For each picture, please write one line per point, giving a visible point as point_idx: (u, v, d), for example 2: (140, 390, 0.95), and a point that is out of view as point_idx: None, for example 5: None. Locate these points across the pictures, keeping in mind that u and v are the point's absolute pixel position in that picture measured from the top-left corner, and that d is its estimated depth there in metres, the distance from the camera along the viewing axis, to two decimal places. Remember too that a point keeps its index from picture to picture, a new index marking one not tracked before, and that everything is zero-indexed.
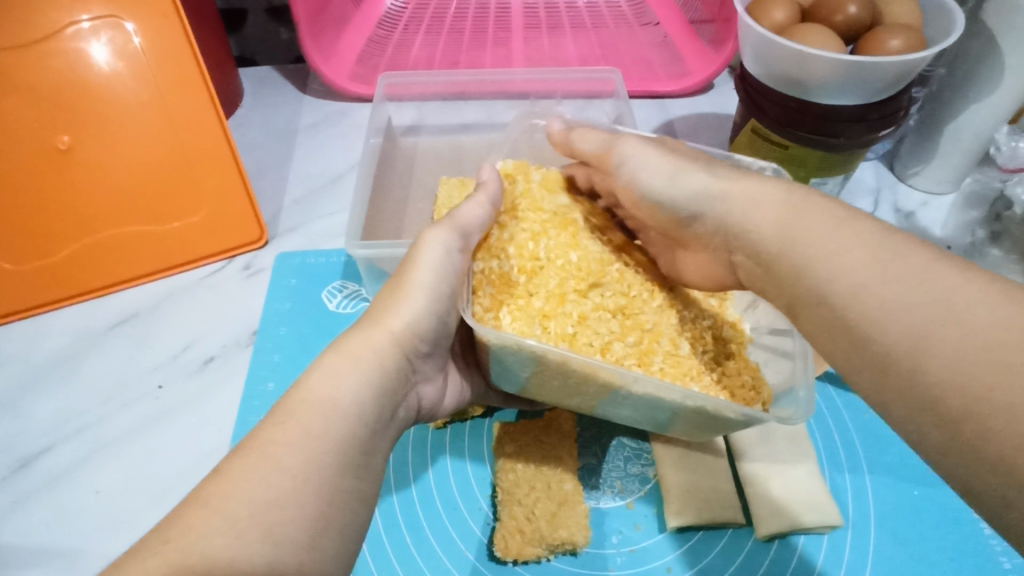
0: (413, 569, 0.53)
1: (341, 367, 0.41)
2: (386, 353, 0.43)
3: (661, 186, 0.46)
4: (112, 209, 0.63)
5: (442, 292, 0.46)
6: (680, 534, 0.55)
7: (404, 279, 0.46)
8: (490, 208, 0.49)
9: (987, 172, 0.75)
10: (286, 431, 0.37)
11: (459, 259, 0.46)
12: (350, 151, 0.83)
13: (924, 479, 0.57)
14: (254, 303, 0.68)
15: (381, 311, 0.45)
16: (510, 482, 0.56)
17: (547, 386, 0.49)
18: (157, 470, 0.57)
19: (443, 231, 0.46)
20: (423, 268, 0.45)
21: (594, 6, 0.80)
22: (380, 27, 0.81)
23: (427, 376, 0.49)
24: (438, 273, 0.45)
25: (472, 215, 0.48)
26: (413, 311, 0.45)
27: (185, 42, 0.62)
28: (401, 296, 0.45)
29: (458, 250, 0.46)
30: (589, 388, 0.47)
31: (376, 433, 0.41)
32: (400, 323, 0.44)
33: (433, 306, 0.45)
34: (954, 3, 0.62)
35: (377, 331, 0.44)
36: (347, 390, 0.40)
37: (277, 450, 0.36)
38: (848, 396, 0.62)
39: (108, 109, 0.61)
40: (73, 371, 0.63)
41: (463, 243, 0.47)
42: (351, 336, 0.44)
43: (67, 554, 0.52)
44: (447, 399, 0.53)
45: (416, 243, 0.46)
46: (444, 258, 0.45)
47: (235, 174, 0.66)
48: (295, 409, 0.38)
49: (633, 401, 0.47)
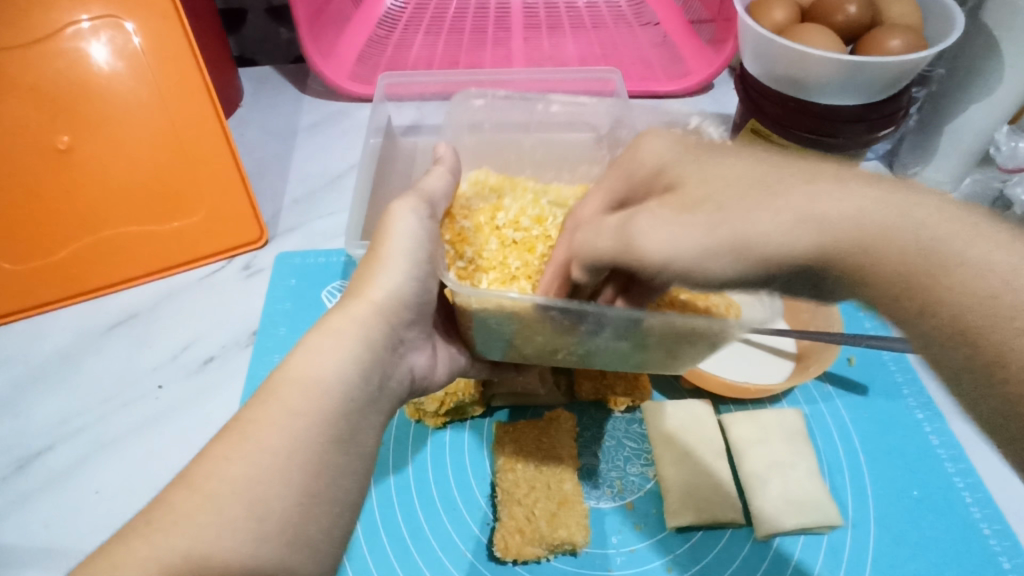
0: (413, 569, 0.53)
1: (321, 342, 0.40)
2: (372, 324, 0.42)
3: (723, 268, 0.35)
4: (111, 208, 0.63)
5: (419, 256, 0.45)
6: (680, 534, 0.55)
7: (380, 249, 0.45)
8: (451, 178, 0.51)
9: (987, 172, 0.74)
10: (275, 415, 0.37)
11: (430, 225, 0.47)
12: (350, 151, 0.83)
13: (925, 480, 0.57)
14: (254, 303, 0.68)
15: (362, 284, 0.44)
16: (510, 482, 0.55)
17: (525, 344, 0.48)
18: (156, 470, 0.57)
19: (410, 202, 0.47)
20: (398, 235, 0.45)
21: (594, 6, 0.81)
22: (380, 27, 0.81)
23: (417, 344, 0.48)
24: (416, 239, 0.45)
25: (435, 183, 0.50)
26: (393, 279, 0.44)
27: (185, 42, 0.62)
28: (379, 264, 0.44)
29: (427, 216, 0.47)
30: (564, 336, 0.45)
31: (366, 406, 0.40)
32: (381, 292, 0.43)
33: (413, 272, 0.45)
34: (954, 4, 0.62)
35: (359, 304, 0.43)
36: (332, 364, 0.39)
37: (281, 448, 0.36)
38: (848, 397, 0.62)
39: (107, 108, 0.61)
40: (73, 371, 0.63)
41: (431, 210, 0.48)
42: (333, 314, 0.42)
43: (68, 554, 0.52)
44: (440, 367, 0.51)
45: (385, 215, 0.46)
46: (416, 223, 0.46)
47: (235, 172, 0.66)
48: (280, 390, 0.38)
49: (615, 342, 0.45)
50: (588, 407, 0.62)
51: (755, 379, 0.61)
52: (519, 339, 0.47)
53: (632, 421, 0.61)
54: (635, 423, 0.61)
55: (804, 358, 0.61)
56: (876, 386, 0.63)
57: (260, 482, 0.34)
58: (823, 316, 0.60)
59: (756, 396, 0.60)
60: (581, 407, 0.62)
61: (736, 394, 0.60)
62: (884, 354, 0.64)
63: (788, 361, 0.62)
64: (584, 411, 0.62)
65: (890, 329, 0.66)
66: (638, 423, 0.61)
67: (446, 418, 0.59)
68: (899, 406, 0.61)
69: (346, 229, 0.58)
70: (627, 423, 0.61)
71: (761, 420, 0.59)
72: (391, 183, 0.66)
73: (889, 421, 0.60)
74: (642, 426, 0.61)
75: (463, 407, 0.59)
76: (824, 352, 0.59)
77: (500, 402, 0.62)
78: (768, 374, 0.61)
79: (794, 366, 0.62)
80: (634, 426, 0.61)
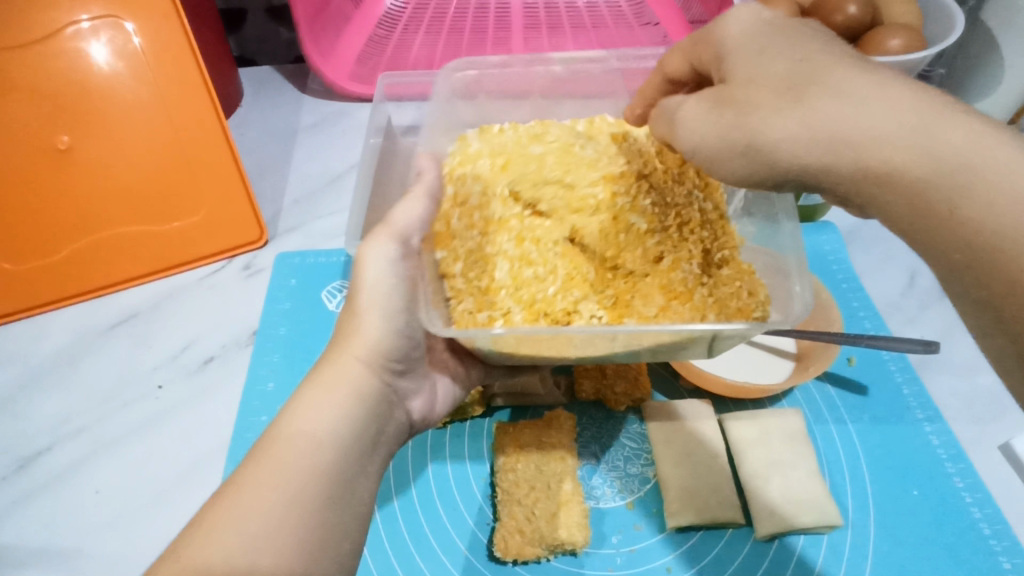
0: (413, 569, 0.53)
1: (310, 399, 0.41)
2: (358, 379, 0.42)
3: None
4: (112, 210, 0.63)
5: (397, 304, 0.43)
6: (680, 534, 0.55)
7: (357, 300, 0.43)
8: (428, 201, 0.48)
9: None
10: (267, 473, 0.37)
11: (405, 266, 0.44)
12: (350, 151, 0.83)
13: (925, 479, 0.57)
14: (255, 303, 0.68)
15: (344, 337, 0.43)
16: (510, 482, 0.55)
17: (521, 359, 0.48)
18: (157, 470, 0.57)
19: (382, 243, 0.43)
20: (370, 287, 0.43)
21: (594, 6, 0.80)
22: (380, 27, 0.80)
23: (413, 389, 0.48)
24: (389, 287, 0.43)
25: (407, 216, 0.45)
26: (374, 333, 0.43)
27: (186, 43, 0.62)
28: (358, 317, 0.43)
29: (402, 259, 0.44)
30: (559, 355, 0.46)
31: (362, 455, 0.41)
32: (363, 347, 0.43)
33: (391, 324, 0.43)
34: (955, 4, 0.62)
35: (344, 359, 0.42)
36: (322, 425, 0.40)
37: (265, 489, 0.36)
38: (848, 397, 0.62)
39: (108, 109, 0.61)
40: (72, 371, 0.63)
41: (405, 248, 0.44)
42: (321, 372, 0.42)
43: (67, 554, 0.52)
44: (439, 404, 0.52)
45: (356, 260, 0.44)
46: (387, 270, 0.43)
47: (235, 173, 0.66)
48: (272, 447, 0.38)
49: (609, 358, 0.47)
50: (588, 407, 0.62)
51: (755, 379, 0.61)
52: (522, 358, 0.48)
53: (632, 421, 0.61)
54: (636, 423, 0.61)
55: (804, 359, 0.61)
56: (877, 386, 0.63)
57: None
58: (824, 316, 0.60)
59: (756, 396, 0.60)
60: (581, 407, 0.62)
61: (736, 394, 0.60)
62: (884, 354, 0.64)
63: (788, 361, 0.62)
64: (584, 411, 0.62)
65: (890, 329, 0.66)
66: (638, 424, 0.61)
67: (446, 418, 0.59)
68: (899, 407, 0.61)
69: (346, 230, 0.59)
70: (627, 423, 0.61)
71: (761, 420, 0.59)
72: (392, 183, 0.66)
73: (889, 421, 0.60)
74: (642, 427, 0.61)
75: (462, 407, 0.59)
76: (825, 353, 0.59)
77: (500, 402, 0.62)
78: (769, 374, 0.61)
79: (794, 366, 0.62)
80: (634, 426, 0.61)
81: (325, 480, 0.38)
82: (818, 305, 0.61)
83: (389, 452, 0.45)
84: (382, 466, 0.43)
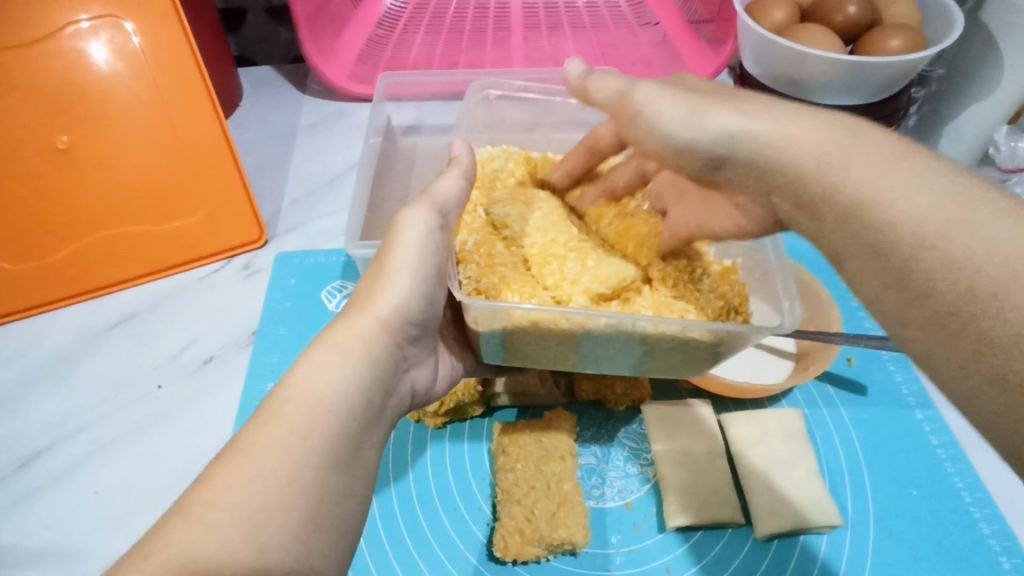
0: (413, 569, 0.53)
1: (322, 357, 0.40)
2: (374, 339, 0.42)
3: None
4: (108, 208, 0.63)
5: (426, 272, 0.44)
6: (680, 534, 0.55)
7: (387, 258, 0.44)
8: (463, 182, 0.49)
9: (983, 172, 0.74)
10: (275, 433, 0.36)
11: (439, 236, 0.45)
12: (350, 151, 0.83)
13: (924, 478, 0.57)
14: (255, 302, 0.68)
15: (367, 297, 0.44)
16: (510, 482, 0.55)
17: (543, 359, 0.50)
18: (158, 469, 0.57)
19: (421, 209, 0.45)
20: (405, 246, 0.44)
21: (594, 6, 0.80)
22: (379, 26, 0.80)
23: (419, 358, 0.48)
24: (422, 251, 0.44)
25: (447, 188, 0.47)
26: (399, 293, 0.43)
27: (184, 43, 0.62)
28: (386, 277, 0.44)
29: (438, 228, 0.45)
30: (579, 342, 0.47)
31: (369, 425, 0.40)
32: (386, 307, 0.43)
33: (419, 286, 0.44)
34: (955, 5, 0.62)
35: (363, 316, 0.42)
36: (336, 380, 0.39)
37: (271, 453, 0.35)
38: (847, 396, 0.62)
39: (107, 109, 0.61)
40: (73, 371, 0.63)
41: (442, 218, 0.46)
42: (338, 324, 0.42)
43: (67, 554, 0.52)
44: (439, 381, 0.51)
45: (395, 223, 0.45)
46: (425, 233, 0.44)
47: (234, 172, 0.66)
48: (281, 408, 0.37)
49: (612, 343, 0.47)
50: (588, 406, 0.62)
51: (755, 379, 0.61)
52: (529, 348, 0.49)
53: (632, 421, 0.61)
54: (635, 423, 0.61)
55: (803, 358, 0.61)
56: (876, 386, 0.63)
57: (257, 470, 0.34)
58: (823, 316, 0.60)
59: (756, 396, 0.60)
60: (581, 407, 0.62)
61: (735, 394, 0.61)
62: (883, 354, 0.65)
63: (787, 361, 0.62)
64: (584, 411, 0.62)
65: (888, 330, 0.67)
66: (638, 424, 0.61)
67: (446, 418, 0.59)
68: (899, 406, 0.61)
69: (346, 229, 0.58)
70: (626, 424, 0.61)
71: (761, 420, 0.59)
72: (391, 184, 0.66)
73: (889, 418, 0.61)
74: (642, 426, 0.61)
75: (463, 407, 0.59)
76: (825, 352, 0.59)
77: (500, 402, 0.62)
78: (768, 375, 0.62)
79: (794, 366, 0.62)
80: (633, 425, 0.61)
81: (339, 440, 0.37)
82: (817, 304, 0.61)
83: (392, 424, 0.44)
84: (388, 435, 0.42)
